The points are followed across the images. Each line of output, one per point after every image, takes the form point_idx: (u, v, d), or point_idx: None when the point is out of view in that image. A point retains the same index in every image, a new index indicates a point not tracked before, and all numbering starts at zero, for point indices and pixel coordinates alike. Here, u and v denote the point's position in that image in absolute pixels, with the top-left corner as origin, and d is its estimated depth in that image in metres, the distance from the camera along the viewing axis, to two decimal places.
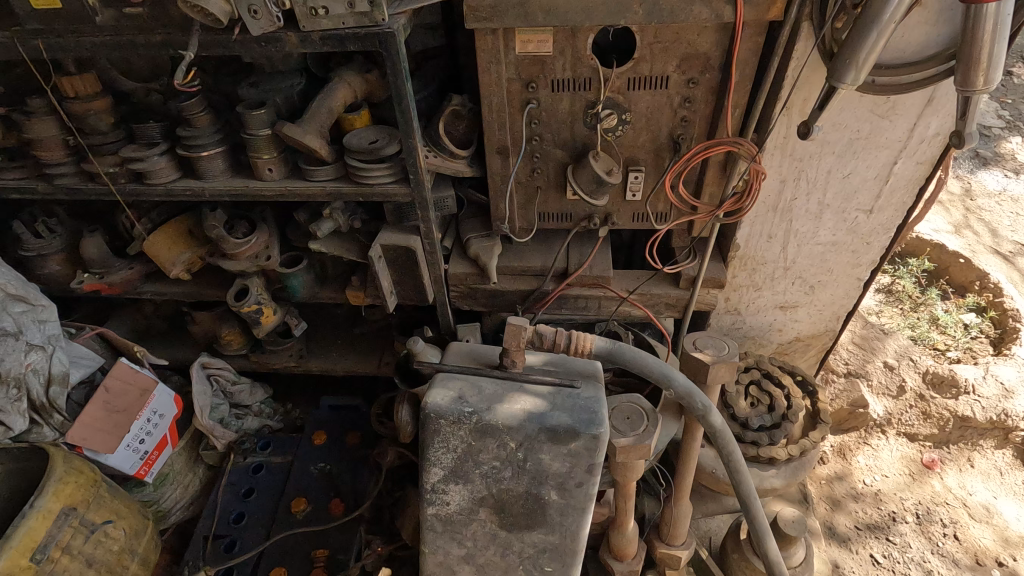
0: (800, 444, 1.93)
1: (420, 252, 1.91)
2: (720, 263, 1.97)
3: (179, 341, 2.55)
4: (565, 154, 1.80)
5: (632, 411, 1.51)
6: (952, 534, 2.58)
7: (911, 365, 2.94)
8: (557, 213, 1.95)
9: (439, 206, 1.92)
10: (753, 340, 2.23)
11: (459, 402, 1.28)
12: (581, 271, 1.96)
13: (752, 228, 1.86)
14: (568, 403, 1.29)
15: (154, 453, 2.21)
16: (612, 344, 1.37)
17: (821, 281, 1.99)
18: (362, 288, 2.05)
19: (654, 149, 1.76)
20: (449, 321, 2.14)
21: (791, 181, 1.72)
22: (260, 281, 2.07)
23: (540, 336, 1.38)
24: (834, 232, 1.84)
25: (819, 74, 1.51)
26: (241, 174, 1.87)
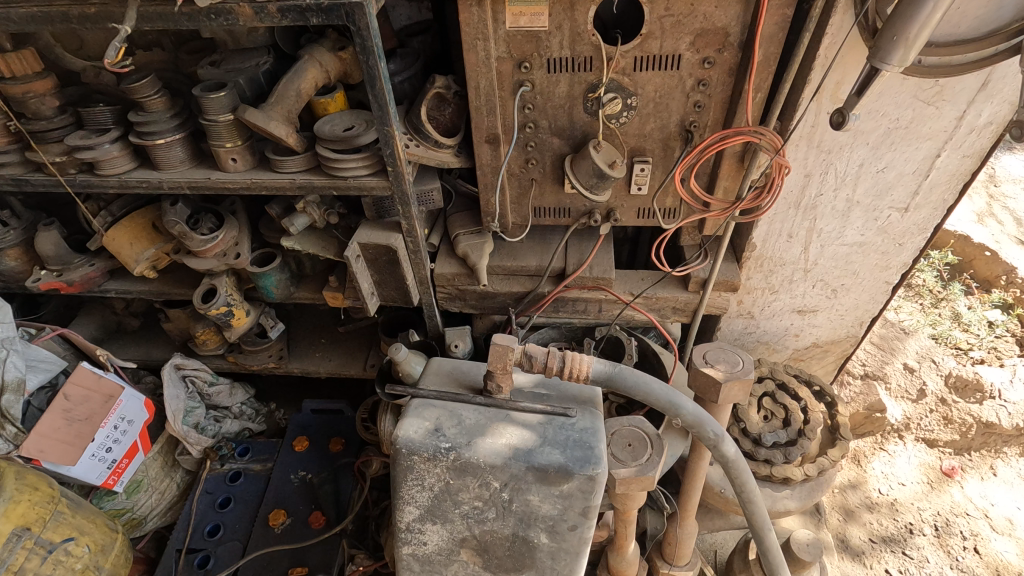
0: (818, 464, 1.77)
1: (403, 251, 1.73)
2: (733, 263, 1.79)
3: (153, 340, 2.41)
4: (563, 144, 1.61)
5: (633, 438, 1.34)
6: (971, 548, 2.43)
7: (933, 367, 2.77)
8: (554, 208, 1.76)
9: (423, 200, 1.73)
10: (766, 345, 2.06)
11: (435, 436, 1.11)
12: (580, 272, 1.78)
13: (771, 226, 1.67)
14: (560, 436, 1.13)
15: (124, 461, 2.09)
16: (610, 368, 1.18)
17: (845, 284, 1.81)
18: (340, 289, 1.90)
19: (662, 138, 1.56)
20: (437, 324, 1.98)
21: (818, 176, 1.52)
22: (230, 281, 1.91)
23: (529, 358, 1.17)
24: (863, 232, 1.65)
25: (856, 53, 1.31)
26: (203, 164, 1.69)
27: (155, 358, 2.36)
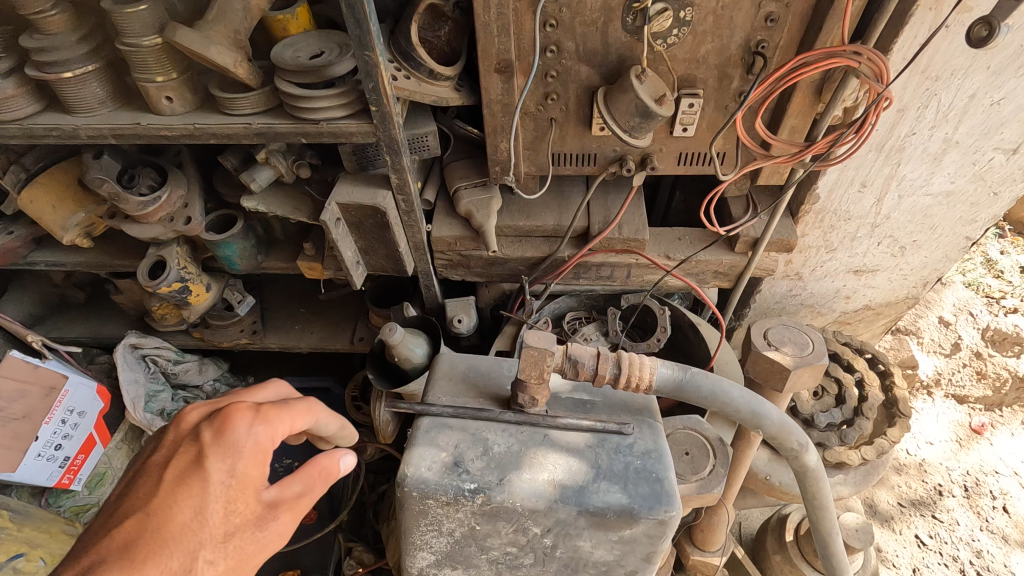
0: (876, 445, 1.55)
1: (393, 211, 1.40)
2: (788, 219, 1.51)
3: (104, 316, 2.08)
4: (593, 72, 1.27)
5: (691, 444, 1.10)
6: (1001, 508, 2.31)
7: (970, 320, 2.58)
8: (577, 154, 1.43)
9: (416, 147, 1.39)
10: (811, 309, 1.80)
11: (455, 473, 0.85)
12: (608, 234, 1.49)
13: (841, 175, 1.38)
14: (617, 465, 0.87)
15: (78, 458, 1.81)
16: (679, 374, 0.90)
17: (916, 241, 1.54)
18: (318, 258, 1.59)
19: (720, 65, 1.23)
20: (436, 294, 1.68)
21: (914, 110, 1.21)
22: (182, 251, 1.57)
23: (573, 364, 0.90)
24: (953, 180, 1.36)
25: None
26: (129, 104, 1.31)
27: (108, 336, 2.05)
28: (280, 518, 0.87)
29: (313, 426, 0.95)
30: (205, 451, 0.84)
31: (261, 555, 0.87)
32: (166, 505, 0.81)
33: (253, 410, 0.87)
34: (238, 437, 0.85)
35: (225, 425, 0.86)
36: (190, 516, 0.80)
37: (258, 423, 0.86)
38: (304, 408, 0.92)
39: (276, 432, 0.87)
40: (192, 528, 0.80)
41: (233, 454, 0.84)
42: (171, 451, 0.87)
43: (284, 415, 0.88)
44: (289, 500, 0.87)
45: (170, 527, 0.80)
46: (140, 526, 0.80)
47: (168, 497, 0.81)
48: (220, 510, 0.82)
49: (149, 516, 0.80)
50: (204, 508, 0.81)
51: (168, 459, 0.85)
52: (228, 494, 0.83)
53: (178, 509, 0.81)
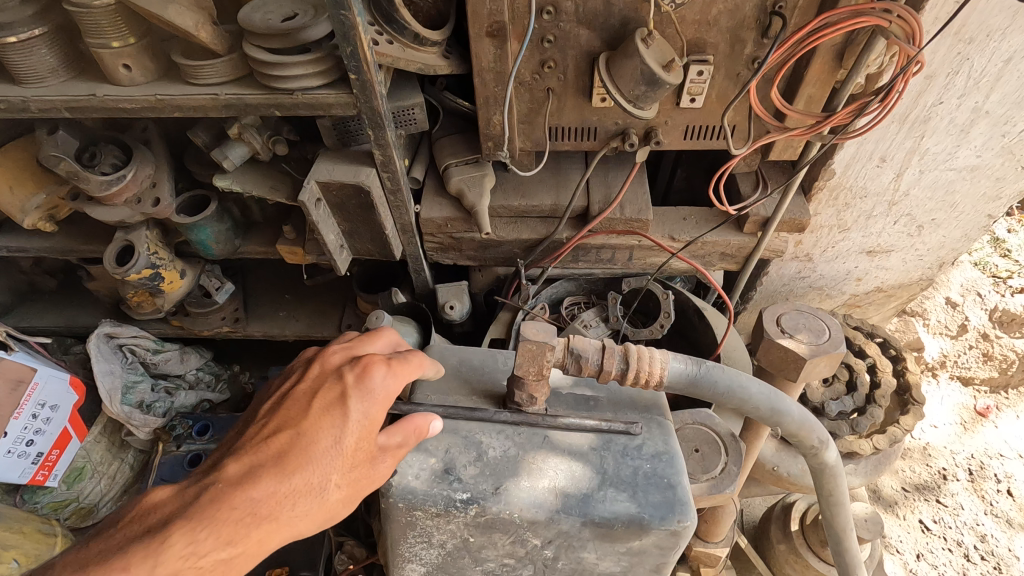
0: (889, 434, 1.48)
1: (378, 190, 1.30)
2: (800, 197, 1.41)
3: (78, 304, 1.98)
4: (594, 36, 1.16)
5: (701, 440, 1.02)
6: (1006, 491, 2.25)
7: (978, 301, 2.51)
8: (576, 128, 1.33)
9: (402, 120, 1.29)
10: (819, 292, 1.72)
11: (445, 482, 0.77)
12: (609, 214, 1.39)
13: (860, 148, 1.28)
14: (625, 470, 0.79)
15: (53, 453, 1.71)
16: (692, 369, 0.83)
17: (935, 219, 1.45)
18: (299, 243, 1.49)
19: (732, 28, 1.12)
20: (426, 279, 1.59)
21: (944, 77, 1.12)
22: (153, 235, 1.47)
23: (576, 358, 0.81)
24: (979, 152, 1.28)
25: None
26: (84, 73, 1.19)
27: (81, 325, 1.94)
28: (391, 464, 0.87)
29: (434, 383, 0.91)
30: (346, 390, 0.87)
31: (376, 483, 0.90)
32: (312, 426, 0.85)
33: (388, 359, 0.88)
34: (377, 380, 0.86)
35: (366, 371, 0.88)
36: (330, 441, 0.84)
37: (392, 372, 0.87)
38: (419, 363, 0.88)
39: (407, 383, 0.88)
40: (327, 454, 0.84)
41: (369, 398, 0.86)
42: (320, 382, 0.90)
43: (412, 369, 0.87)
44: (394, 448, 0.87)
45: (313, 447, 0.84)
46: (293, 442, 0.85)
47: (314, 419, 0.86)
48: (353, 444, 0.85)
49: (299, 433, 0.86)
50: (340, 440, 0.84)
51: (316, 390, 0.89)
52: (357, 433, 0.85)
53: (320, 434, 0.85)
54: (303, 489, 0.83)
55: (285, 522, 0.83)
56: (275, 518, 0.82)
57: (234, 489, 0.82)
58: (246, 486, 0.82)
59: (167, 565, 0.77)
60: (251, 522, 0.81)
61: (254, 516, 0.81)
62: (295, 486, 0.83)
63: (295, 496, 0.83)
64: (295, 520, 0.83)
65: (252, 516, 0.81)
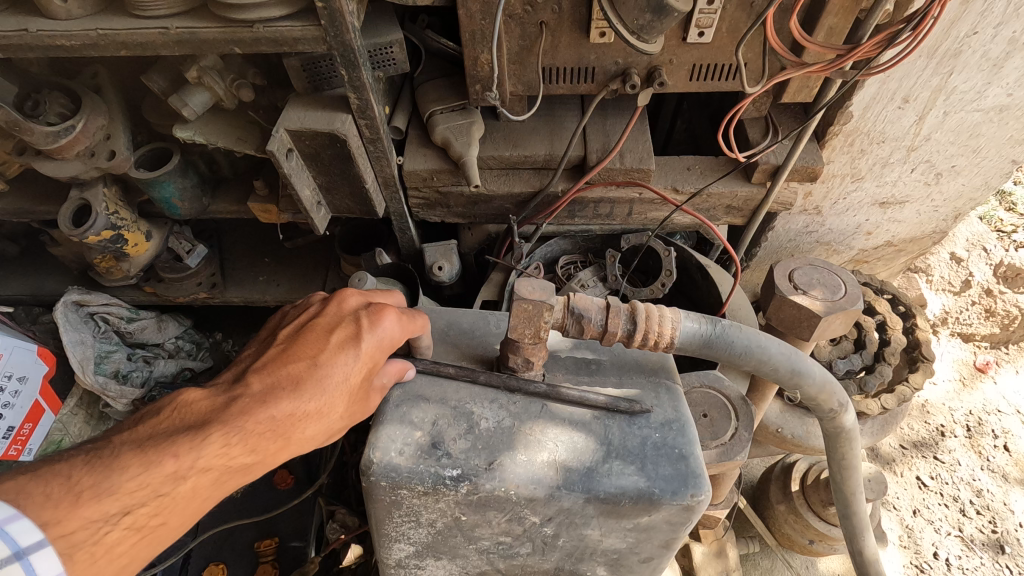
0: (898, 393, 1.43)
1: (355, 140, 1.19)
2: (813, 143, 1.31)
3: (43, 271, 1.86)
4: None
5: (710, 405, 0.95)
6: (1002, 446, 2.23)
7: (983, 256, 2.44)
8: (572, 68, 1.21)
9: (380, 60, 1.16)
10: (826, 247, 1.64)
11: (432, 458, 0.69)
12: (608, 163, 1.28)
13: (882, 87, 1.18)
14: (632, 441, 0.72)
15: (25, 427, 1.61)
16: (706, 329, 0.74)
17: (955, 166, 1.36)
18: (273, 200, 1.38)
19: None
20: (412, 238, 1.49)
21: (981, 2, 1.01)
22: (111, 192, 1.35)
23: (578, 318, 0.73)
24: (1009, 90, 1.18)
25: None
26: (18, 7, 1.05)
27: (48, 293, 1.83)
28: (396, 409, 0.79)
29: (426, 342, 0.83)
30: (361, 333, 0.77)
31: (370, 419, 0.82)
32: (328, 352, 0.76)
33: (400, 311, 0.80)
34: (393, 324, 0.78)
35: (381, 316, 0.78)
36: (346, 370, 0.75)
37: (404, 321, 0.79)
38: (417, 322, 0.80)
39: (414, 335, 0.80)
40: (341, 384, 0.75)
41: (380, 342, 0.76)
42: (334, 320, 0.81)
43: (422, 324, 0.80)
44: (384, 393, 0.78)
45: (328, 372, 0.75)
46: (311, 370, 0.76)
47: (330, 346, 0.76)
48: (366, 381, 0.76)
49: (315, 362, 0.76)
50: (349, 375, 0.75)
51: (335, 326, 0.79)
52: (363, 372, 0.76)
53: (332, 366, 0.75)
54: (321, 410, 0.75)
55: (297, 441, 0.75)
56: (290, 437, 0.74)
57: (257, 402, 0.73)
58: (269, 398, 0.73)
59: (202, 461, 0.69)
60: (271, 436, 0.73)
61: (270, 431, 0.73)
62: (311, 409, 0.74)
63: (308, 420, 0.74)
64: (307, 440, 0.75)
65: (272, 430, 0.73)
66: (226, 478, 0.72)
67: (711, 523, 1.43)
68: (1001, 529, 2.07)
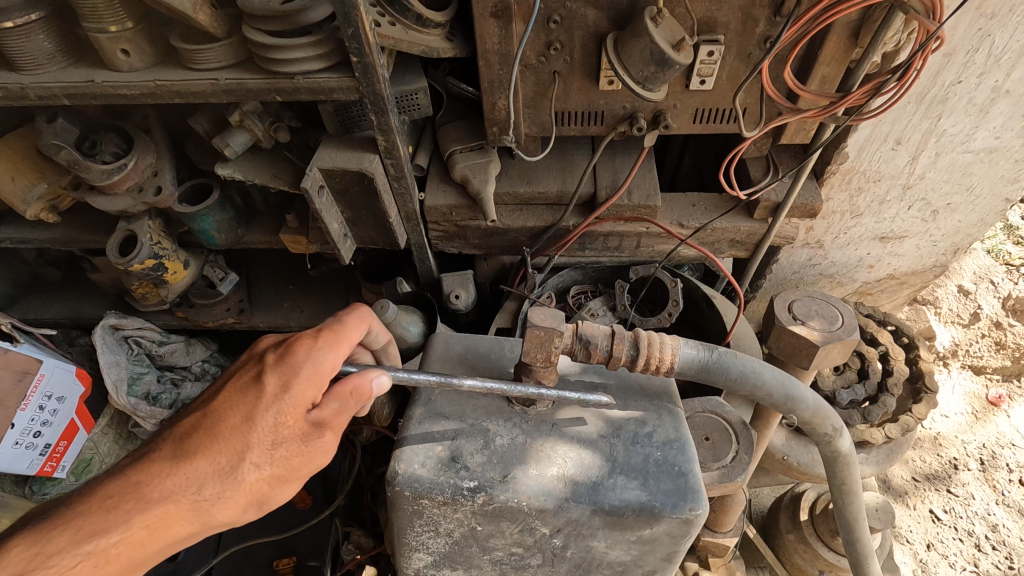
0: (901, 423, 1.46)
1: (381, 178, 1.28)
2: (813, 181, 1.38)
3: (82, 296, 1.97)
4: (602, 16, 1.13)
5: (712, 429, 1.00)
6: (1018, 481, 2.21)
7: (990, 289, 2.47)
8: (582, 112, 1.30)
9: (406, 106, 1.27)
10: (830, 280, 1.69)
11: (452, 471, 0.76)
12: (616, 200, 1.37)
13: (876, 130, 1.25)
14: (635, 458, 0.77)
15: (60, 445, 1.70)
16: (705, 355, 0.81)
17: (951, 204, 1.42)
18: (303, 232, 1.48)
19: (744, 5, 1.09)
20: (431, 269, 1.57)
21: (963, 54, 1.09)
22: (155, 224, 1.45)
23: (585, 344, 0.79)
24: (997, 134, 1.24)
25: None
26: (85, 60, 1.17)
27: (86, 316, 1.93)
28: (324, 434, 0.88)
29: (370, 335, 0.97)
30: (268, 368, 0.89)
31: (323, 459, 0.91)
32: (228, 409, 0.87)
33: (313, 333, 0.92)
34: (299, 347, 0.89)
35: (286, 350, 0.90)
36: (246, 417, 0.86)
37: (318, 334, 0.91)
38: (357, 319, 0.93)
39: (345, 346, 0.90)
40: (245, 431, 0.85)
41: (288, 376, 0.87)
42: (246, 363, 0.94)
43: (343, 333, 0.90)
44: (332, 420, 0.88)
45: (230, 426, 0.86)
46: (201, 425, 0.87)
47: (231, 397, 0.88)
48: (288, 416, 0.86)
49: (207, 415, 0.87)
50: (257, 416, 0.86)
51: (240, 372, 0.92)
52: (279, 406, 0.86)
53: (235, 412, 0.87)
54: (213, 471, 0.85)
55: (194, 505, 0.83)
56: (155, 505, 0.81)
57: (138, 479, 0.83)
58: (147, 477, 0.83)
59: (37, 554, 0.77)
60: (128, 508, 0.80)
61: (148, 503, 0.81)
62: (200, 469, 0.84)
63: (208, 484, 0.84)
64: (204, 502, 0.83)
65: (129, 503, 0.81)
66: (105, 565, 0.79)
67: (720, 551, 1.45)
68: (1017, 565, 2.04)
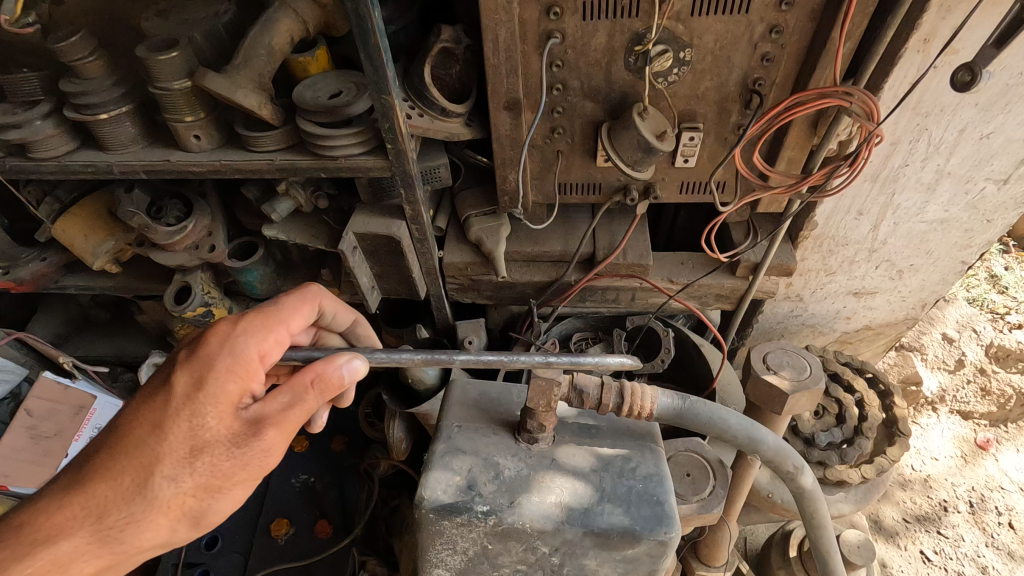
0: (876, 465, 1.59)
1: (407, 240, 1.48)
2: (788, 244, 1.55)
3: (128, 335, 2.16)
4: (598, 108, 1.33)
5: (692, 466, 1.15)
6: (1006, 524, 2.30)
7: (973, 337, 2.60)
8: (582, 184, 1.50)
9: (429, 178, 1.47)
10: (812, 330, 1.85)
11: (468, 497, 0.91)
12: (613, 259, 1.54)
13: (839, 203, 1.43)
14: (620, 488, 0.92)
15: None
16: (679, 402, 0.97)
17: (914, 265, 1.59)
18: (335, 284, 1.68)
19: (718, 100, 1.28)
20: (447, 316, 1.75)
21: (906, 144, 1.26)
22: (206, 276, 1.65)
23: (579, 392, 0.96)
24: (947, 208, 1.41)
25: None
26: (160, 141, 1.38)
27: (131, 354, 2.11)
28: (263, 431, 0.93)
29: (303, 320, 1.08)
30: (184, 367, 0.96)
31: (267, 458, 0.95)
32: (140, 417, 0.94)
33: (233, 325, 1.02)
34: (211, 343, 0.99)
35: (202, 348, 0.98)
36: (155, 425, 0.93)
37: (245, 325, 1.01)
38: (281, 310, 1.04)
39: (278, 329, 1.02)
40: (156, 438, 0.91)
41: (208, 371, 0.95)
42: (163, 369, 1.01)
43: (259, 324, 1.00)
44: (273, 413, 0.94)
45: (142, 437, 0.93)
46: (118, 439, 0.93)
47: (144, 405, 0.96)
48: (208, 415, 0.93)
49: (125, 428, 0.93)
50: (174, 418, 0.92)
51: (156, 379, 0.99)
52: (196, 403, 0.93)
53: (149, 416, 0.93)
54: (123, 491, 0.90)
55: (111, 524, 0.89)
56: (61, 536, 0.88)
57: (37, 517, 0.89)
58: (35, 514, 0.89)
59: None
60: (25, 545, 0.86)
61: (40, 541, 0.87)
62: (118, 487, 0.90)
63: (115, 509, 0.89)
64: (122, 520, 0.89)
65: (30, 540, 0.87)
66: None
67: None
68: None
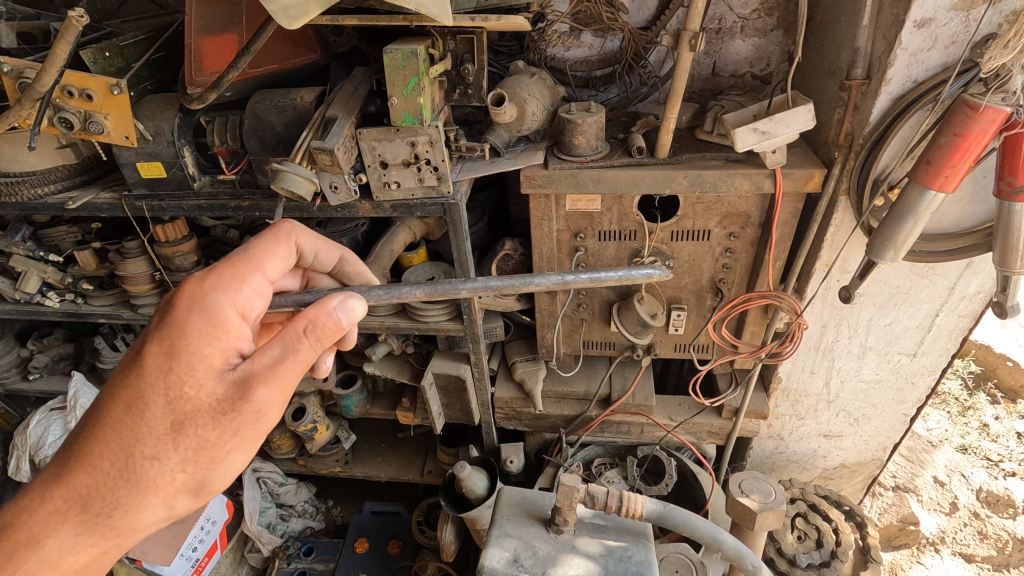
0: None
1: (470, 379, 1.99)
2: (763, 393, 2.00)
3: None
4: (610, 292, 1.88)
5: (680, 564, 1.53)
6: None
7: (963, 481, 2.86)
8: (601, 342, 2.02)
9: (488, 334, 2.02)
10: (797, 465, 2.22)
11: (514, 566, 1.35)
12: (625, 399, 2.02)
13: (794, 364, 1.90)
14: (620, 568, 1.34)
15: (205, 560, 2.14)
16: (662, 507, 1.41)
17: (866, 414, 2.00)
18: (412, 409, 2.18)
19: (697, 291, 1.82)
20: (494, 439, 2.21)
21: (832, 325, 1.76)
22: (315, 400, 2.23)
23: (592, 497, 1.40)
24: (877, 371, 1.86)
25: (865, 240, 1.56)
26: None
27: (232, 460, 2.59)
28: (253, 387, 1.06)
29: (270, 271, 1.25)
30: (155, 336, 1.09)
31: (263, 416, 1.07)
32: (116, 396, 1.07)
33: (203, 286, 1.15)
34: (181, 308, 1.11)
35: (171, 315, 1.11)
36: (132, 403, 1.05)
37: (214, 284, 1.15)
38: (245, 267, 1.19)
39: (249, 279, 1.18)
40: (138, 412, 1.04)
41: (180, 338, 1.07)
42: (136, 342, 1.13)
43: (223, 282, 1.15)
44: (263, 367, 1.07)
45: (120, 417, 1.05)
46: (101, 419, 1.06)
47: (120, 382, 1.08)
48: (186, 384, 1.05)
49: (108, 409, 1.06)
50: (154, 390, 1.05)
51: (129, 356, 1.11)
52: (174, 371, 1.05)
53: (126, 392, 1.06)
54: (105, 477, 1.05)
55: (108, 503, 1.05)
56: (58, 523, 1.04)
57: (25, 515, 1.05)
58: (25, 514, 1.05)
59: None
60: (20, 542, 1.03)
61: (26, 542, 1.03)
62: (107, 471, 1.04)
63: (95, 499, 1.04)
64: (117, 500, 1.05)
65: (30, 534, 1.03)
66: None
67: None
68: None
